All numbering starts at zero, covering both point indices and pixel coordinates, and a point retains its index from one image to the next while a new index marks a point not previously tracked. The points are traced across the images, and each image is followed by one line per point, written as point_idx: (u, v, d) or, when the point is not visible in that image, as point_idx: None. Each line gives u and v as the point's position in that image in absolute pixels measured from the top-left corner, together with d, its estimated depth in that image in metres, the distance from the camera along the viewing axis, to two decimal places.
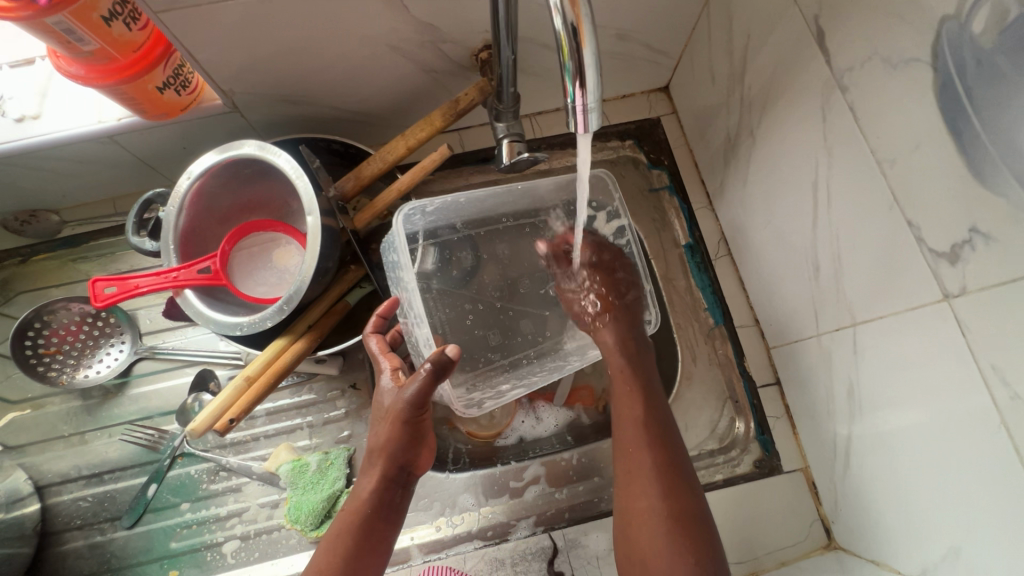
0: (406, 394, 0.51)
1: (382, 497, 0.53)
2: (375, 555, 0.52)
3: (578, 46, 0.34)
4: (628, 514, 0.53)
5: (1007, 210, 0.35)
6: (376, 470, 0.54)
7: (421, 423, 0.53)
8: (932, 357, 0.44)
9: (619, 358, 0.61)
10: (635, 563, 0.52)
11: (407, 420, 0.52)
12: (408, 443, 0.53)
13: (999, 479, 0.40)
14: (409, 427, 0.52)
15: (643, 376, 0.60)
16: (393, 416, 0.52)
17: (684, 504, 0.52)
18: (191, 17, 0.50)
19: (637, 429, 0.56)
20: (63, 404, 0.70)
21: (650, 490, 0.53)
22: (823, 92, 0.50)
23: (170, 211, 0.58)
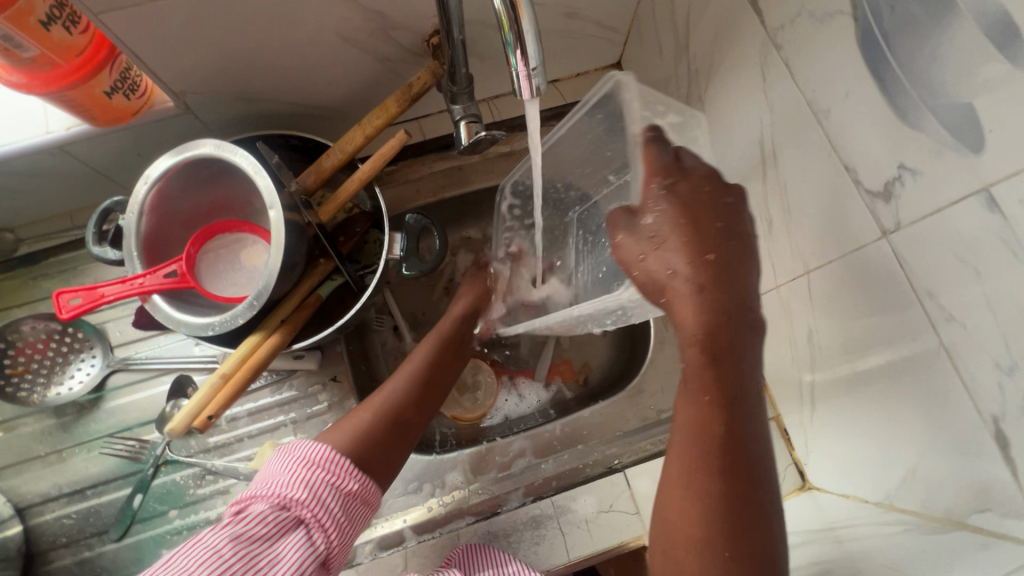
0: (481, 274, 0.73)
1: (449, 342, 0.66)
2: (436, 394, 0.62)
3: (515, 17, 0.36)
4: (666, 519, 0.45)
5: (929, 143, 0.38)
6: (448, 322, 0.68)
7: (487, 306, 0.72)
8: (877, 289, 0.46)
9: (700, 350, 0.45)
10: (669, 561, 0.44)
11: (482, 299, 0.71)
12: (476, 315, 0.70)
13: (943, 396, 0.43)
14: (479, 307, 0.71)
15: (731, 389, 0.45)
16: (475, 288, 0.71)
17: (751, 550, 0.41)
18: (131, 16, 0.50)
19: (692, 451, 0.44)
20: (37, 423, 0.68)
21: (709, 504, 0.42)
22: (761, 50, 0.52)
23: (129, 217, 0.57)
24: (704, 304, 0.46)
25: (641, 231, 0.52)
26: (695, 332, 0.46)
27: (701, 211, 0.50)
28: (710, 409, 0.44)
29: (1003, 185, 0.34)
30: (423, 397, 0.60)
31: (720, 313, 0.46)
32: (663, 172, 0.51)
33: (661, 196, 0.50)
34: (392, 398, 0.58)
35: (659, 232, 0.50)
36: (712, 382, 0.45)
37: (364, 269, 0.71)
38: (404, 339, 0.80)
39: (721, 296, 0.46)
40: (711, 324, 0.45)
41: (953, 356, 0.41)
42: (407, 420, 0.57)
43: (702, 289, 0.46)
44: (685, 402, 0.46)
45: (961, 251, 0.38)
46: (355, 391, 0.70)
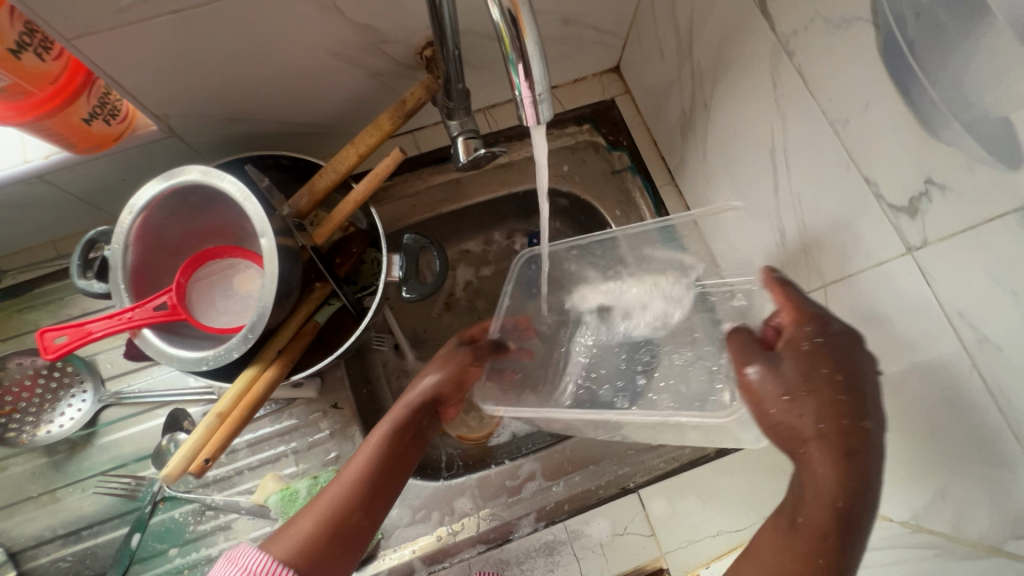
0: (462, 346, 0.63)
1: (416, 419, 0.57)
2: (396, 483, 0.53)
3: (518, 35, 0.33)
4: None
5: (961, 158, 0.36)
6: (419, 391, 0.58)
7: (467, 369, 0.61)
8: (903, 306, 0.44)
9: (824, 509, 0.41)
10: None
11: (463, 362, 0.61)
12: (454, 380, 0.60)
13: (976, 418, 0.41)
14: (454, 380, 0.60)
15: (839, 545, 0.41)
16: (443, 356, 0.62)
17: None
18: (108, 41, 0.47)
19: None
20: (28, 463, 0.66)
21: None
22: (774, 58, 0.49)
23: (115, 249, 0.55)
24: (854, 467, 0.41)
25: (784, 373, 0.44)
26: (830, 496, 0.41)
27: (852, 372, 0.42)
28: (813, 571, 0.40)
29: None
30: (378, 492, 0.51)
31: (860, 485, 0.41)
32: (812, 321, 0.45)
33: (815, 343, 0.43)
34: (337, 498, 0.50)
35: (809, 380, 0.42)
36: (831, 553, 0.40)
37: (362, 291, 0.69)
38: (405, 357, 0.77)
39: (864, 465, 0.41)
40: (847, 493, 0.40)
41: (985, 377, 0.39)
42: (351, 522, 0.49)
43: (850, 455, 0.41)
44: (777, 552, 0.43)
45: (998, 271, 0.36)
46: (358, 416, 0.68)
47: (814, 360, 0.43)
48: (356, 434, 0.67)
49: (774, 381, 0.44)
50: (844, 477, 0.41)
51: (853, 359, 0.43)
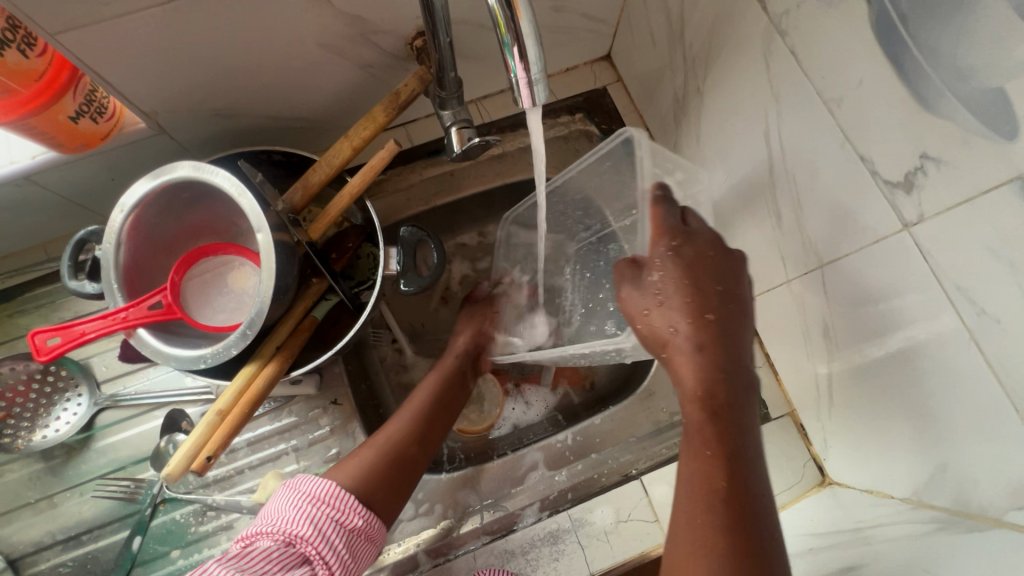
0: (479, 304, 0.72)
1: (452, 372, 0.65)
2: (439, 427, 0.60)
3: (512, 16, 0.33)
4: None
5: (956, 131, 0.36)
6: (454, 351, 0.67)
7: (489, 327, 0.70)
8: (899, 282, 0.44)
9: (700, 407, 0.44)
10: None
11: (486, 320, 0.70)
12: (476, 336, 0.69)
13: (974, 392, 0.41)
14: (486, 333, 0.70)
15: (733, 437, 0.43)
16: (477, 314, 0.70)
17: None
18: (94, 35, 0.47)
19: (694, 498, 0.42)
20: (24, 469, 0.65)
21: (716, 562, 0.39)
22: (765, 38, 0.49)
23: (107, 248, 0.54)
24: (711, 360, 0.45)
25: (647, 286, 0.50)
26: (695, 391, 0.45)
27: (702, 275, 0.48)
28: (707, 463, 0.42)
29: None
30: (427, 432, 0.58)
31: (723, 375, 0.45)
32: (670, 235, 0.50)
33: (665, 256, 0.49)
34: (390, 435, 0.56)
35: (665, 290, 0.48)
36: (721, 443, 0.43)
37: (359, 286, 0.68)
38: (404, 352, 0.76)
39: (722, 357, 0.46)
40: (712, 388, 0.44)
41: (984, 349, 0.39)
42: (408, 455, 0.56)
43: (704, 348, 0.45)
44: (683, 459, 0.44)
45: (994, 243, 0.36)
46: (358, 412, 0.67)
47: (682, 267, 0.48)
48: (357, 429, 0.67)
49: (637, 300, 0.50)
50: (705, 373, 0.45)
51: (726, 262, 0.50)
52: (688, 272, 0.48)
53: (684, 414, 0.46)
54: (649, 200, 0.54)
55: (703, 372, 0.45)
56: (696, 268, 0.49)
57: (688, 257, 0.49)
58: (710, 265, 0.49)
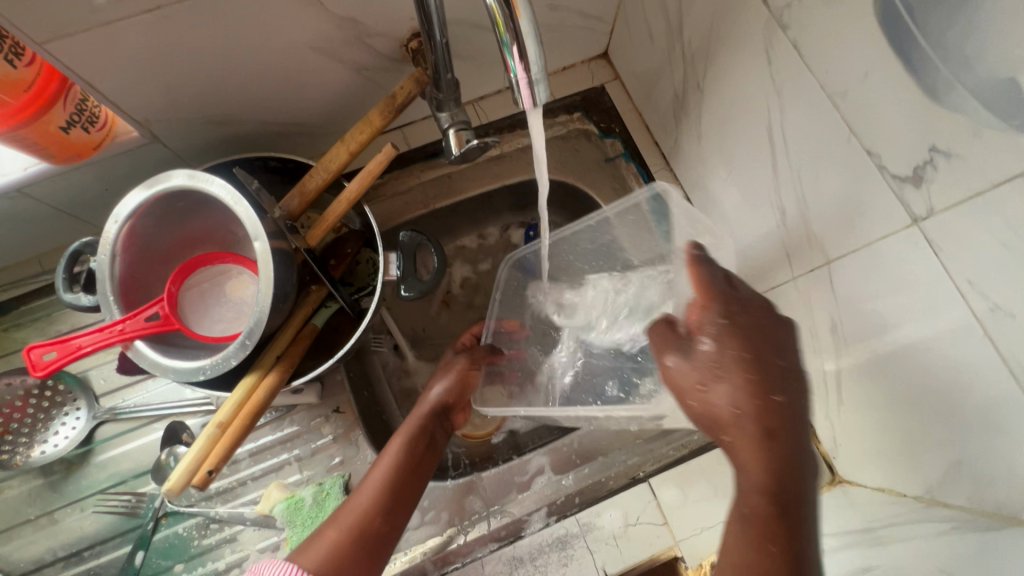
0: (458, 356, 0.68)
1: (425, 430, 0.61)
2: (412, 491, 0.55)
3: (511, 15, 0.32)
4: None
5: (966, 124, 0.35)
6: (424, 408, 0.63)
7: (460, 377, 0.66)
8: (909, 277, 0.43)
9: (761, 491, 0.42)
10: None
11: (457, 370, 0.67)
12: (449, 390, 0.65)
13: (988, 387, 0.41)
14: (460, 383, 0.66)
15: (793, 527, 0.40)
16: (451, 366, 0.67)
17: None
18: (83, 44, 0.46)
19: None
20: (23, 485, 0.64)
21: None
22: (766, 33, 0.49)
23: (102, 260, 0.53)
24: (778, 439, 0.43)
25: (698, 358, 0.48)
26: (762, 483, 0.42)
27: (762, 347, 0.46)
28: (770, 561, 0.40)
29: None
30: (397, 499, 0.54)
31: (790, 463, 0.42)
32: (720, 303, 0.49)
33: (719, 325, 0.47)
34: (357, 507, 0.52)
35: (720, 364, 0.46)
36: (781, 534, 0.40)
37: (358, 292, 0.67)
38: (405, 357, 0.76)
39: (787, 440, 0.43)
40: (773, 470, 0.42)
41: (998, 343, 0.39)
42: (375, 529, 0.51)
43: (767, 434, 0.43)
44: (736, 547, 0.42)
45: (1006, 236, 0.36)
46: (361, 419, 0.66)
47: (728, 339, 0.46)
48: (360, 437, 0.66)
49: (684, 376, 0.49)
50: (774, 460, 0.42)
51: (774, 335, 0.46)
52: (736, 342, 0.46)
53: (742, 497, 0.43)
54: (689, 259, 0.54)
55: (763, 454, 0.42)
56: (737, 337, 0.46)
57: (746, 331, 0.47)
58: (757, 340, 0.46)
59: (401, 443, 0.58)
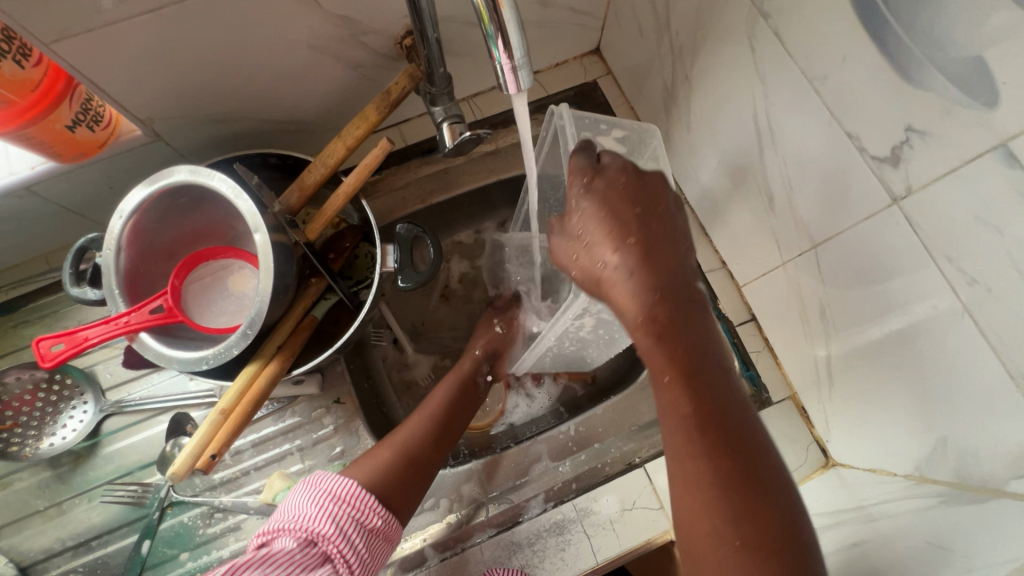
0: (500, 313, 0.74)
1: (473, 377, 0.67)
2: (455, 431, 0.62)
3: (494, 6, 0.33)
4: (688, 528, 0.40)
5: (938, 102, 0.36)
6: (472, 358, 0.69)
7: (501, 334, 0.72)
8: (892, 255, 0.44)
9: (641, 328, 0.44)
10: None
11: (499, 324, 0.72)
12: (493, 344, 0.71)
13: (969, 361, 0.41)
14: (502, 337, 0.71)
15: (683, 345, 0.43)
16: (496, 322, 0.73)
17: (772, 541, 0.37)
18: (87, 44, 0.47)
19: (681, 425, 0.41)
20: (32, 477, 0.65)
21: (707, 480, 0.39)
22: (749, 22, 0.50)
23: (107, 254, 0.54)
24: (640, 269, 0.44)
25: (571, 232, 0.49)
26: (638, 318, 0.44)
27: (620, 201, 0.46)
28: (674, 391, 0.42)
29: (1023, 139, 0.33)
30: (443, 434, 0.61)
31: (662, 291, 0.44)
32: (582, 175, 0.48)
33: (580, 192, 0.48)
34: (412, 437, 0.59)
35: (586, 227, 0.47)
36: (675, 353, 0.43)
37: (357, 285, 0.69)
38: (404, 351, 0.77)
39: (660, 273, 0.44)
40: (654, 313, 0.43)
41: (977, 318, 0.40)
42: (425, 458, 0.58)
43: (641, 266, 0.44)
44: (656, 391, 0.43)
45: (981, 211, 0.37)
46: (361, 410, 0.68)
47: (602, 198, 0.47)
48: (360, 427, 0.67)
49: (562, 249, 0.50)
50: (643, 302, 0.43)
51: (642, 184, 0.48)
52: (609, 204, 0.46)
53: (646, 354, 0.44)
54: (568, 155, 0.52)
55: (639, 295, 0.43)
56: (617, 193, 0.47)
57: (590, 204, 0.47)
58: (621, 196, 0.47)
59: (452, 388, 0.66)
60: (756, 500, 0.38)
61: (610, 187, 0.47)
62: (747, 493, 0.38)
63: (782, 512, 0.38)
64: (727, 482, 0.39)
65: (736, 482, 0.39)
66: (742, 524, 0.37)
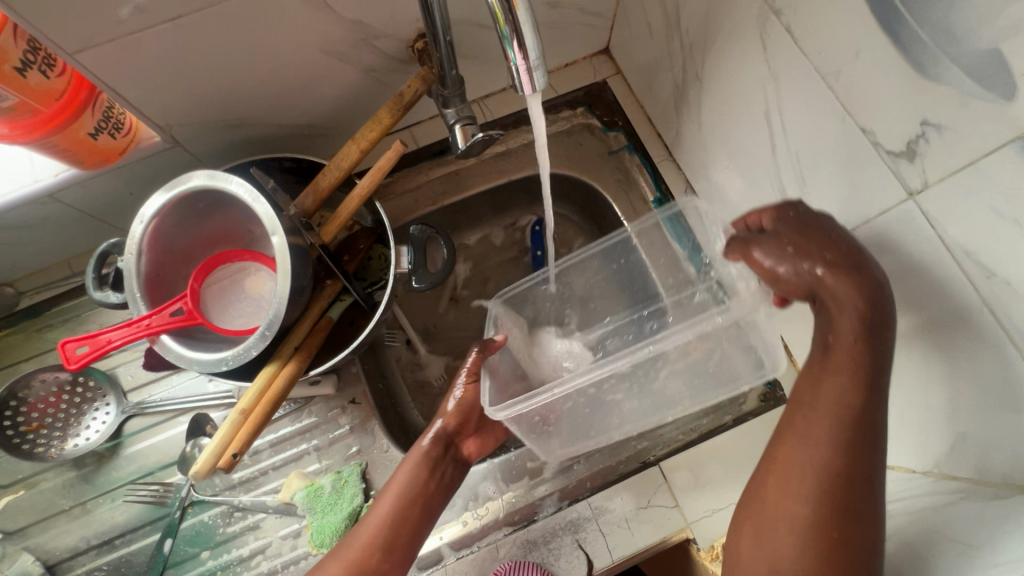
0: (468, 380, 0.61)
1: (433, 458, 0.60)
2: (418, 527, 0.57)
3: (509, 8, 0.34)
4: (774, 499, 0.47)
5: (954, 95, 0.36)
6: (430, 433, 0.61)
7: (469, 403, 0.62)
8: (909, 248, 0.44)
9: (856, 325, 0.44)
10: (761, 528, 0.47)
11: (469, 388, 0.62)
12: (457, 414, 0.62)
13: (988, 355, 0.41)
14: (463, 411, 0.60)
15: (879, 362, 0.44)
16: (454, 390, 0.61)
17: (851, 536, 0.43)
18: (108, 52, 0.49)
19: (840, 426, 0.45)
20: (58, 477, 0.67)
21: (832, 475, 0.44)
22: (760, 20, 0.50)
23: (129, 259, 0.56)
24: (868, 279, 0.44)
25: (779, 237, 0.48)
26: (854, 318, 0.44)
27: (820, 226, 0.47)
28: (850, 393, 0.44)
29: None
30: (398, 536, 0.55)
31: (879, 301, 0.43)
32: (774, 212, 0.50)
33: (794, 211, 0.48)
34: (364, 543, 0.55)
35: (790, 240, 0.47)
36: (864, 363, 0.45)
37: (372, 286, 0.70)
38: (417, 352, 0.78)
39: (879, 289, 0.44)
40: (870, 321, 0.44)
41: (996, 312, 0.39)
42: (376, 568, 0.54)
43: (859, 271, 0.44)
44: (821, 387, 0.46)
45: (1000, 204, 0.36)
46: (376, 410, 0.68)
47: (801, 223, 0.47)
48: (376, 427, 0.68)
49: (770, 252, 0.48)
50: (882, 315, 0.44)
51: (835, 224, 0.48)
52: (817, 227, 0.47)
53: (830, 353, 0.46)
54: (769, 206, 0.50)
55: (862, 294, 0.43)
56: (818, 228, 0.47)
57: (794, 222, 0.48)
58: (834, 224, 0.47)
59: (411, 475, 0.58)
60: (854, 507, 0.44)
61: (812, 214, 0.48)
62: (848, 495, 0.44)
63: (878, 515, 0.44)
64: (829, 488, 0.44)
65: (849, 494, 0.44)
66: (841, 518, 0.43)
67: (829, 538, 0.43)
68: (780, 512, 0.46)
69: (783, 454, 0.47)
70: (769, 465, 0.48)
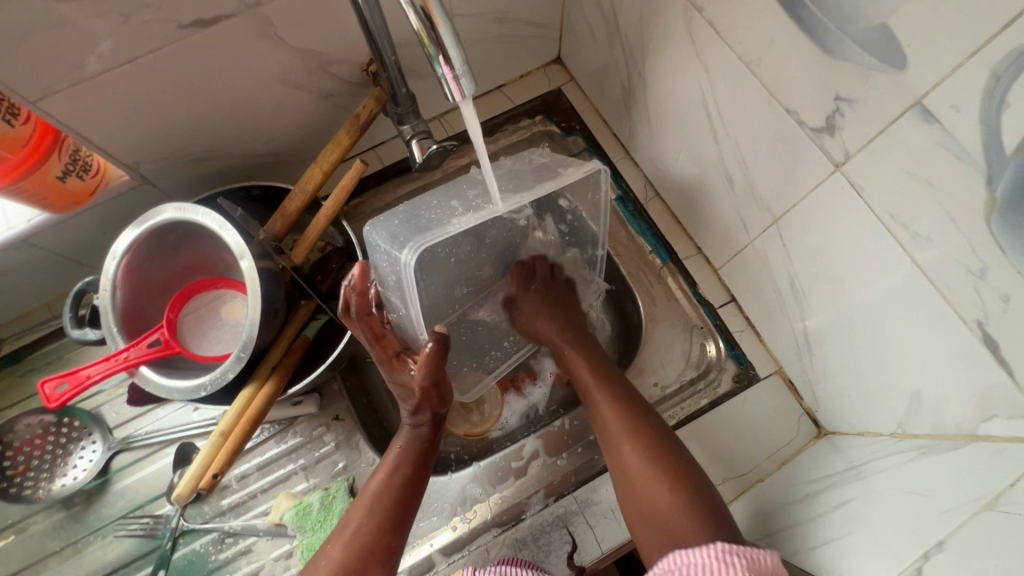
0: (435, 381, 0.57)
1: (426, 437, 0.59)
2: (414, 502, 0.56)
3: (431, 25, 0.37)
4: (622, 467, 0.56)
5: (858, 71, 0.39)
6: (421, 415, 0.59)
7: (440, 393, 0.58)
8: (844, 219, 0.46)
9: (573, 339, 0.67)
10: (631, 495, 0.54)
11: (430, 388, 0.57)
12: (434, 403, 0.59)
13: (930, 311, 0.42)
14: (435, 390, 0.58)
15: (591, 351, 0.66)
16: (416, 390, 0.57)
17: (665, 447, 0.56)
18: (71, 99, 0.51)
19: (608, 391, 0.61)
20: (48, 519, 0.67)
21: (625, 417, 0.58)
22: (686, 18, 0.53)
23: (104, 294, 0.57)
24: (573, 319, 0.69)
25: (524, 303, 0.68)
26: (576, 333, 0.67)
27: (556, 295, 0.69)
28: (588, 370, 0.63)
29: (933, 94, 0.35)
30: (401, 513, 0.55)
31: (579, 324, 0.69)
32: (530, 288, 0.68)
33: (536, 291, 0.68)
34: (367, 534, 0.53)
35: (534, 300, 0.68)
36: (586, 353, 0.65)
37: None
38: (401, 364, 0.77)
39: (568, 316, 0.69)
40: (581, 336, 0.67)
41: (928, 273, 0.41)
42: (389, 544, 0.53)
43: (562, 309, 0.69)
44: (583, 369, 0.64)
45: (912, 166, 0.39)
46: (360, 425, 0.69)
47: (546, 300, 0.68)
48: (361, 441, 0.69)
49: (539, 319, 0.67)
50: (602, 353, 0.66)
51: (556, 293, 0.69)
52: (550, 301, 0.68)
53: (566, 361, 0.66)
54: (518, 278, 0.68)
55: (568, 323, 0.68)
56: (557, 296, 0.69)
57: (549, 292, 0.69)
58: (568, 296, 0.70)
59: (407, 455, 0.58)
60: (654, 430, 0.57)
61: (563, 275, 0.71)
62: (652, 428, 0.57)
63: (668, 433, 0.58)
64: (660, 458, 0.55)
65: (669, 452, 0.55)
66: (653, 443, 0.56)
67: (667, 461, 0.54)
68: (635, 475, 0.55)
69: (612, 429, 0.58)
70: (634, 498, 0.54)
